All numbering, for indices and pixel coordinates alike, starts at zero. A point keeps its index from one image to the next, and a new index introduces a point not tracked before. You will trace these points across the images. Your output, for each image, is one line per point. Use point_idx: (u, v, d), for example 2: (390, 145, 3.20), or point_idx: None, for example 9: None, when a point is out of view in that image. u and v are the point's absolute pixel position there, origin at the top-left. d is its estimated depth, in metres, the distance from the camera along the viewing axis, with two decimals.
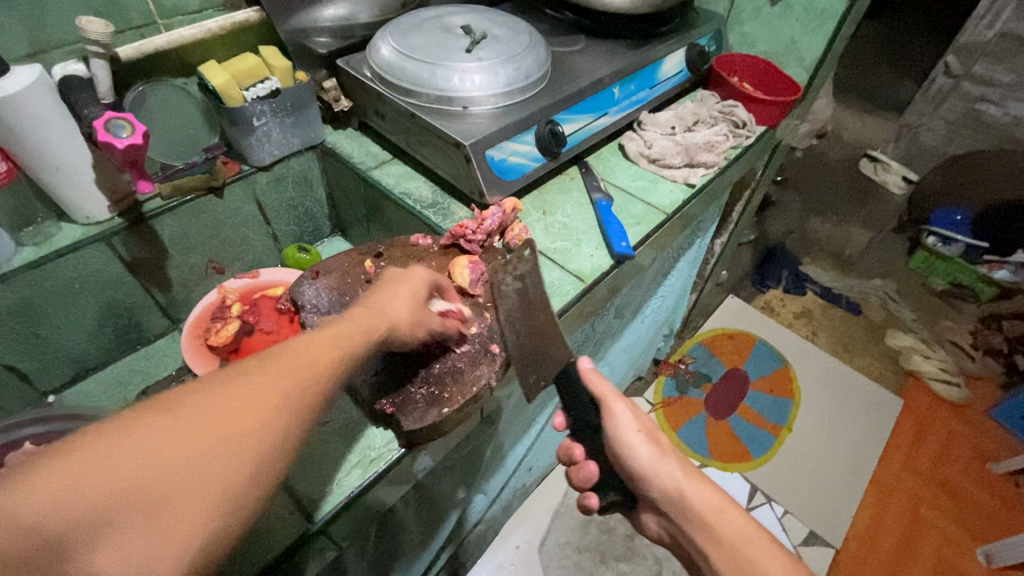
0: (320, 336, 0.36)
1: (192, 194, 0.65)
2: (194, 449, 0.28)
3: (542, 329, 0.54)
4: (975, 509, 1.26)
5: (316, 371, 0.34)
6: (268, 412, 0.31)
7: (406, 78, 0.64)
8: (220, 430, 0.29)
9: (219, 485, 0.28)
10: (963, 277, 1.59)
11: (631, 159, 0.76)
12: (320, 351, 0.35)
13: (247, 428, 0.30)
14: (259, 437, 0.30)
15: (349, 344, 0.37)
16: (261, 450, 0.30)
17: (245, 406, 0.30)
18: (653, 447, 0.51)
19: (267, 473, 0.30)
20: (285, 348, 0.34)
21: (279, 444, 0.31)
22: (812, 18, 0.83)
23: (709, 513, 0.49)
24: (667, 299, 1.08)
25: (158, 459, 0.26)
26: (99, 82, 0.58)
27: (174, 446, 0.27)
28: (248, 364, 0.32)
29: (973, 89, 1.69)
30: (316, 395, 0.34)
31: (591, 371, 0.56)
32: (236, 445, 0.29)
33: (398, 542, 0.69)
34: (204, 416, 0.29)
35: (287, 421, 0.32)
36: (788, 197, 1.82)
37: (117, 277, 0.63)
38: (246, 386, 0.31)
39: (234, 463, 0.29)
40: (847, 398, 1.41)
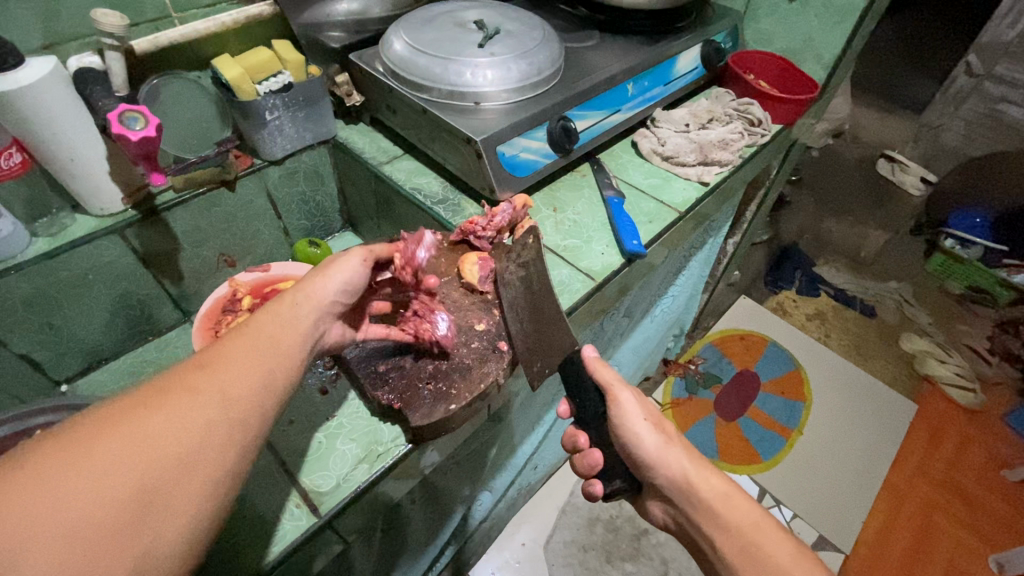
0: (269, 330, 0.37)
1: (204, 186, 0.66)
2: (108, 461, 0.26)
3: (550, 317, 0.53)
4: (990, 516, 1.24)
5: (247, 364, 0.34)
6: (192, 413, 0.30)
7: (417, 73, 0.64)
8: (140, 438, 0.28)
9: (142, 494, 0.27)
10: (981, 279, 1.54)
11: (644, 156, 0.75)
12: (249, 346, 0.35)
13: (170, 431, 0.29)
14: (184, 438, 0.29)
15: (281, 337, 0.37)
16: (189, 451, 0.29)
17: (166, 412, 0.29)
18: (660, 436, 0.50)
19: (202, 475, 0.29)
20: (212, 350, 0.34)
21: (211, 441, 0.30)
22: (831, 15, 0.81)
23: (716, 501, 0.48)
24: (678, 298, 1.07)
25: (69, 475, 0.25)
26: (113, 75, 0.58)
27: (86, 460, 0.26)
28: (208, 364, 0.33)
29: (994, 89, 1.65)
30: (250, 389, 0.33)
31: (596, 360, 0.53)
32: (158, 450, 0.28)
33: (404, 537, 0.70)
34: (120, 427, 0.28)
35: (217, 419, 0.30)
36: (803, 198, 1.84)
37: (129, 268, 0.64)
38: (167, 392, 0.30)
39: (157, 468, 0.27)
40: (858, 401, 1.39)
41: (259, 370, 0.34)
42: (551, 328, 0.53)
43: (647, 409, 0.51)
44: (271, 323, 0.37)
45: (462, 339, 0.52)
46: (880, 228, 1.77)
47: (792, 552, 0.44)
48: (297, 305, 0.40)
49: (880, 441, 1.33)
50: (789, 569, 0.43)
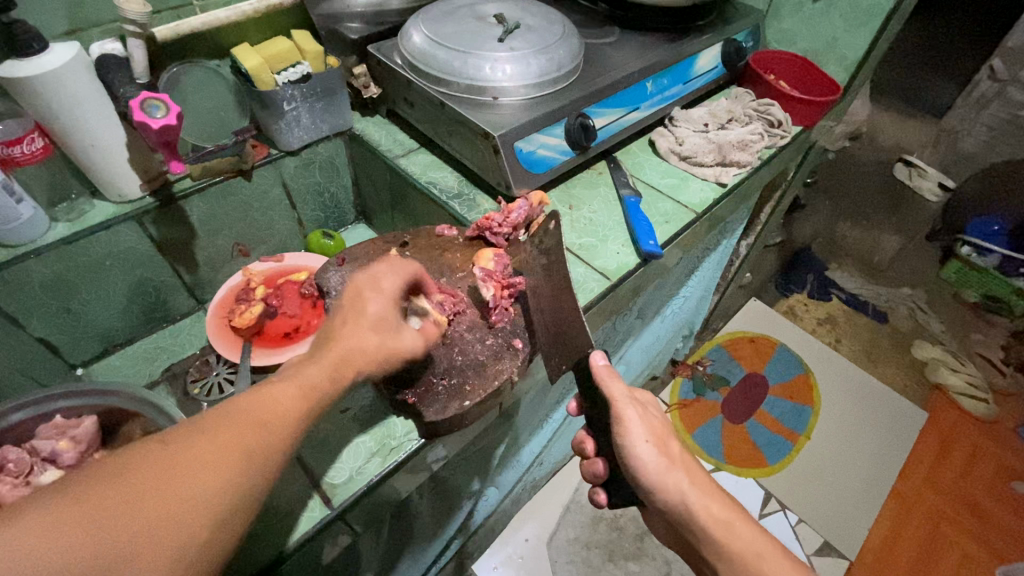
0: (300, 381, 0.36)
1: (221, 176, 0.66)
2: (136, 521, 0.27)
3: (569, 321, 0.51)
4: (999, 529, 1.22)
5: (267, 422, 0.32)
6: (221, 472, 0.29)
7: (437, 66, 0.63)
8: (169, 499, 0.28)
9: (162, 560, 0.27)
10: (997, 289, 1.53)
11: (661, 155, 0.74)
12: (285, 396, 0.34)
13: (197, 491, 0.28)
14: (187, 496, 0.28)
15: (315, 392, 0.36)
16: (217, 513, 0.29)
17: (196, 469, 0.29)
18: (661, 457, 0.47)
19: (224, 537, 0.29)
20: (245, 397, 0.33)
21: (234, 504, 0.30)
22: (856, 16, 0.80)
23: (717, 529, 0.45)
24: (689, 299, 1.06)
25: (74, 520, 0.25)
26: (135, 62, 0.59)
27: (116, 516, 0.26)
28: (234, 410, 0.32)
29: (1017, 95, 1.62)
30: (279, 447, 0.32)
31: (604, 369, 0.50)
32: (186, 515, 0.28)
33: (413, 529, 0.70)
34: (150, 484, 0.28)
35: (242, 482, 0.30)
36: (818, 201, 1.82)
37: (146, 255, 0.64)
38: (198, 445, 0.30)
39: (183, 530, 0.27)
40: (874, 415, 1.37)
41: (290, 427, 0.33)
42: (572, 335, 0.51)
43: (651, 428, 0.48)
44: (307, 374, 0.36)
45: (478, 336, 0.52)
46: (895, 233, 1.75)
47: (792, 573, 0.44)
48: (333, 361, 0.38)
49: (890, 452, 1.31)
50: None
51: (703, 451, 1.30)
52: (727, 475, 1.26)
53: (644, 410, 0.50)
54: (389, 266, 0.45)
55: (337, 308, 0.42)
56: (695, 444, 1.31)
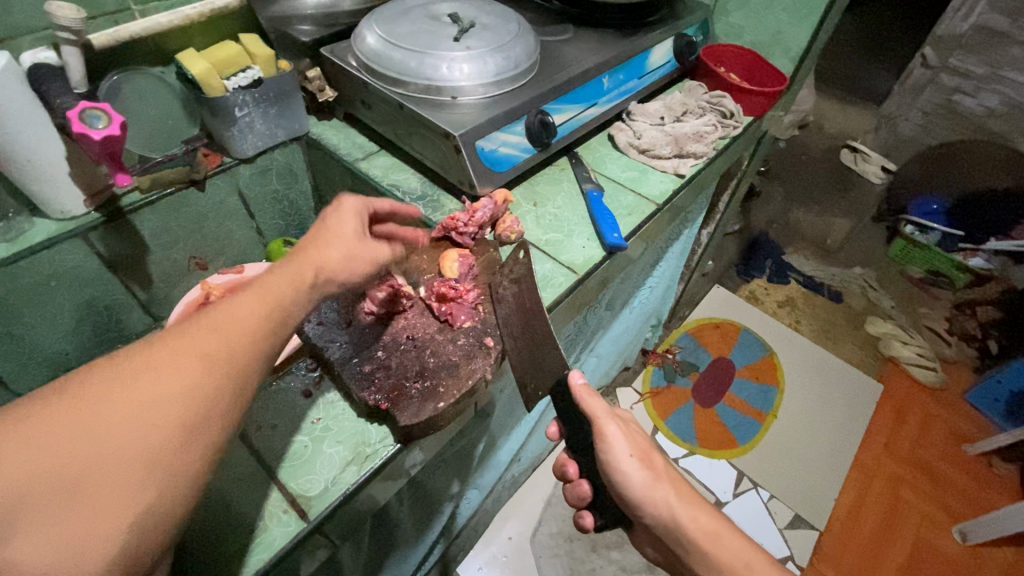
0: (256, 295, 0.36)
1: (172, 187, 0.63)
2: (104, 426, 0.27)
3: (540, 336, 0.52)
4: (952, 490, 1.30)
5: (225, 334, 0.33)
6: (183, 376, 0.30)
7: (393, 67, 0.63)
8: (131, 404, 0.28)
9: (141, 459, 0.28)
10: (939, 264, 1.63)
11: (620, 149, 0.76)
12: (242, 309, 0.35)
13: (160, 396, 0.29)
14: (155, 400, 0.29)
15: (274, 301, 0.36)
16: (187, 417, 0.30)
17: (158, 374, 0.30)
18: (647, 472, 0.50)
19: (204, 436, 0.30)
20: (200, 314, 0.34)
21: (208, 405, 0.31)
22: (798, 9, 0.83)
23: (706, 542, 0.49)
24: (655, 289, 1.09)
25: (46, 428, 0.26)
26: (71, 71, 0.56)
27: (77, 425, 0.27)
28: (193, 325, 0.33)
29: (948, 80, 1.72)
30: (245, 356, 0.33)
31: (584, 389, 0.51)
32: (153, 417, 0.29)
33: (396, 536, 0.70)
34: (117, 391, 0.29)
35: (212, 385, 0.31)
36: (772, 188, 1.89)
37: (95, 273, 0.61)
38: (156, 355, 0.31)
39: (156, 431, 0.28)
40: (828, 383, 1.44)
41: (254, 334, 0.34)
42: (546, 350, 0.52)
43: (635, 444, 0.51)
44: (263, 287, 0.37)
45: (449, 336, 0.52)
46: (845, 216, 1.83)
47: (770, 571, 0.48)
48: (281, 280, 0.38)
49: (848, 421, 1.38)
50: None
51: (678, 438, 1.33)
52: (702, 459, 1.29)
53: (626, 424, 0.53)
54: (341, 205, 0.46)
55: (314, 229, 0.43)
56: (669, 431, 1.34)
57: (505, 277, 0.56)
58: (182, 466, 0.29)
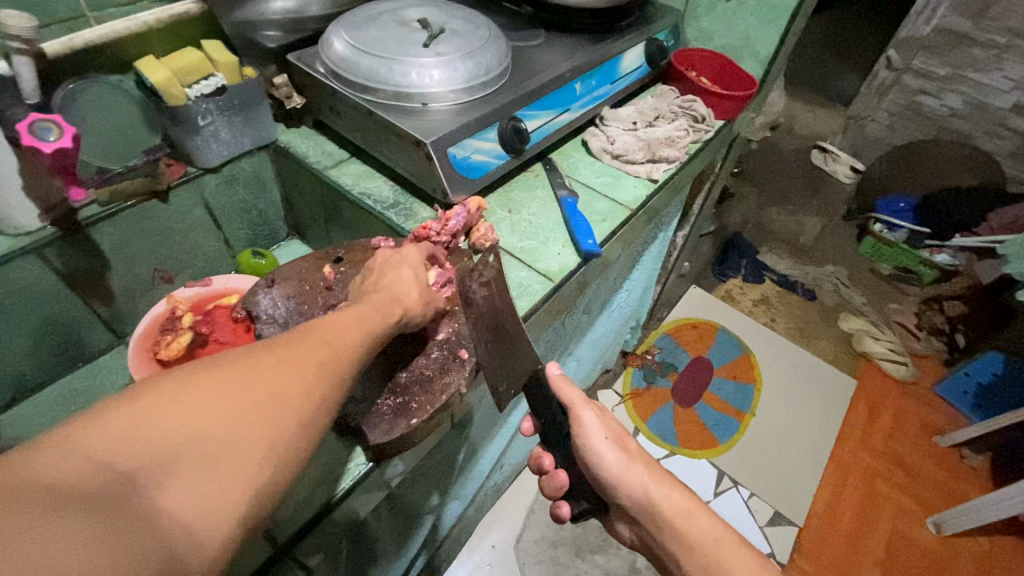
0: (355, 316, 0.38)
1: (132, 199, 0.61)
2: (232, 406, 0.28)
3: (509, 335, 0.52)
4: (924, 481, 1.34)
5: (333, 342, 0.34)
6: (308, 371, 0.32)
7: (361, 74, 0.61)
8: (265, 387, 0.29)
9: (262, 442, 0.28)
10: (907, 261, 1.67)
11: (594, 155, 0.75)
12: (344, 324, 0.37)
13: (283, 388, 0.30)
14: (277, 389, 0.30)
15: (372, 325, 0.38)
16: (303, 411, 0.30)
17: (288, 364, 0.31)
18: (621, 454, 0.51)
19: (316, 431, 0.31)
20: (314, 322, 0.36)
21: (320, 404, 0.31)
22: (766, 13, 0.85)
23: (678, 519, 0.50)
24: (633, 292, 1.09)
25: (181, 400, 0.27)
26: (23, 82, 0.53)
27: (218, 399, 0.28)
28: (304, 332, 0.34)
29: (912, 82, 1.77)
30: (348, 366, 0.34)
31: (560, 378, 0.54)
32: (282, 402, 0.30)
33: (374, 553, 0.68)
34: (245, 377, 0.30)
35: (323, 386, 0.32)
36: (745, 189, 1.92)
37: (52, 291, 0.59)
38: (284, 348, 0.32)
39: (278, 418, 0.29)
40: (809, 381, 1.47)
41: (356, 347, 0.36)
42: (517, 349, 0.52)
43: (609, 428, 0.52)
44: (362, 310, 0.39)
45: (420, 350, 0.51)
46: (817, 215, 1.87)
47: (745, 561, 0.48)
48: (376, 307, 0.40)
49: (828, 417, 1.41)
50: None
51: (659, 438, 1.34)
52: (683, 459, 1.30)
53: (603, 414, 0.54)
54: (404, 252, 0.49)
55: (377, 268, 0.47)
56: (650, 432, 1.35)
57: (475, 281, 0.52)
58: (296, 456, 0.29)
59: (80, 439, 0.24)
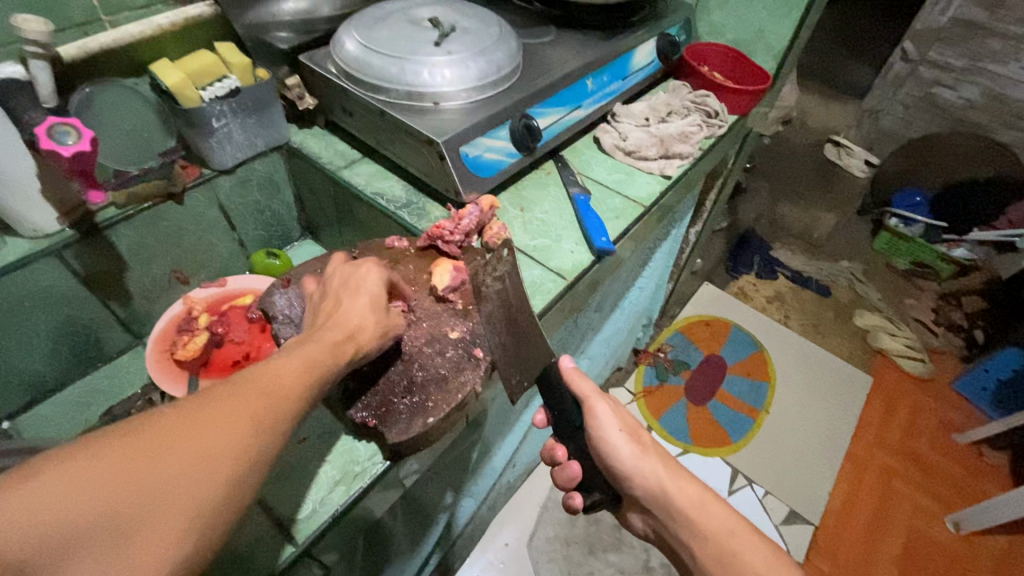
0: (301, 357, 0.36)
1: (149, 201, 0.62)
2: (149, 478, 0.26)
3: (524, 329, 0.52)
4: (943, 479, 1.32)
5: (271, 393, 0.32)
6: (238, 431, 0.30)
7: (373, 74, 0.62)
8: (185, 455, 0.28)
9: (179, 516, 0.27)
10: (925, 256, 1.65)
11: (606, 151, 0.75)
12: (288, 367, 0.35)
13: (207, 452, 0.28)
14: (200, 454, 0.28)
15: (320, 367, 0.36)
16: (229, 476, 0.29)
17: (215, 425, 0.29)
18: (635, 446, 0.51)
19: (245, 496, 0.30)
20: (256, 367, 0.34)
21: (252, 465, 0.30)
22: (779, 6, 0.84)
23: (692, 509, 0.50)
24: (645, 289, 1.09)
25: (90, 474, 0.25)
26: (41, 85, 0.53)
27: (129, 471, 0.26)
28: (240, 381, 0.32)
29: (928, 74, 1.74)
30: (288, 416, 0.33)
31: (574, 371, 0.54)
32: (203, 473, 0.28)
33: (389, 551, 0.68)
34: (165, 441, 0.28)
35: (255, 445, 0.30)
36: (757, 184, 1.90)
37: (72, 292, 0.60)
38: (214, 404, 0.30)
39: (198, 488, 0.27)
40: (823, 379, 1.45)
41: (298, 394, 0.34)
42: (532, 344, 0.52)
43: (623, 420, 0.53)
44: (314, 349, 0.37)
45: (436, 348, 0.51)
46: (831, 210, 1.84)
47: (761, 552, 0.47)
48: (328, 345, 0.39)
49: (841, 415, 1.39)
50: (761, 571, 0.46)
51: (671, 436, 1.33)
52: (696, 457, 1.30)
53: (615, 406, 0.54)
54: (365, 272, 0.48)
55: (333, 295, 0.46)
56: (663, 429, 1.34)
57: (489, 275, 0.54)
58: (218, 527, 0.28)
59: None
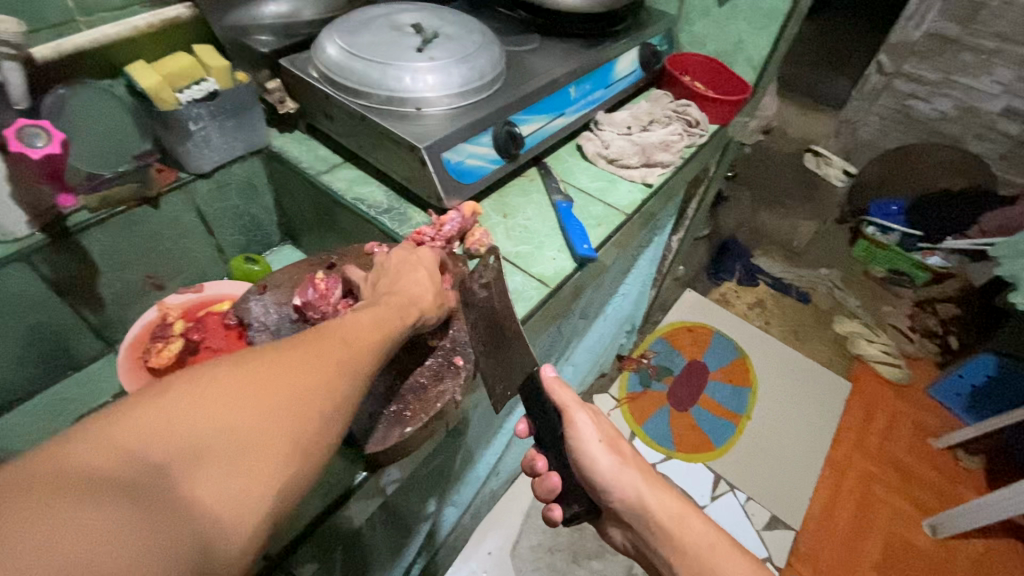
0: (372, 314, 0.40)
1: (122, 205, 0.60)
2: (261, 403, 0.30)
3: (507, 338, 0.52)
4: (920, 483, 1.34)
5: (353, 343, 0.36)
6: (324, 377, 0.33)
7: (355, 79, 0.61)
8: (285, 388, 0.31)
9: (288, 438, 0.30)
10: (902, 264, 1.68)
11: (589, 159, 0.75)
12: (363, 324, 0.38)
13: (305, 388, 0.32)
14: (300, 388, 0.32)
15: (390, 324, 0.40)
16: (322, 410, 0.32)
17: (306, 367, 0.33)
18: (614, 457, 0.52)
19: (329, 433, 0.32)
20: (332, 325, 0.37)
21: (340, 403, 0.33)
22: (758, 19, 0.85)
23: (671, 522, 0.51)
24: (628, 296, 1.09)
25: (213, 397, 0.29)
26: (12, 88, 0.52)
27: (242, 401, 0.29)
28: (325, 333, 0.36)
29: (902, 86, 1.78)
30: (367, 366, 0.36)
31: (555, 381, 0.53)
32: (298, 404, 0.31)
33: (368, 562, 0.67)
34: (271, 375, 0.31)
35: (342, 386, 0.34)
36: (739, 193, 1.93)
37: (40, 298, 0.58)
38: (304, 353, 0.34)
39: (300, 416, 0.31)
40: (803, 384, 1.47)
41: (374, 347, 0.37)
42: (515, 353, 0.52)
43: (603, 431, 0.53)
44: (378, 312, 0.40)
45: (415, 357, 0.50)
46: (810, 219, 1.88)
47: (739, 563, 0.48)
48: (395, 305, 0.42)
49: (822, 419, 1.41)
50: None
51: (654, 442, 1.33)
52: (679, 463, 1.30)
53: (596, 416, 0.54)
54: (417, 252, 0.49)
55: (392, 264, 0.48)
56: (646, 435, 1.34)
57: (476, 283, 0.53)
58: (314, 456, 0.31)
59: (119, 432, 0.26)
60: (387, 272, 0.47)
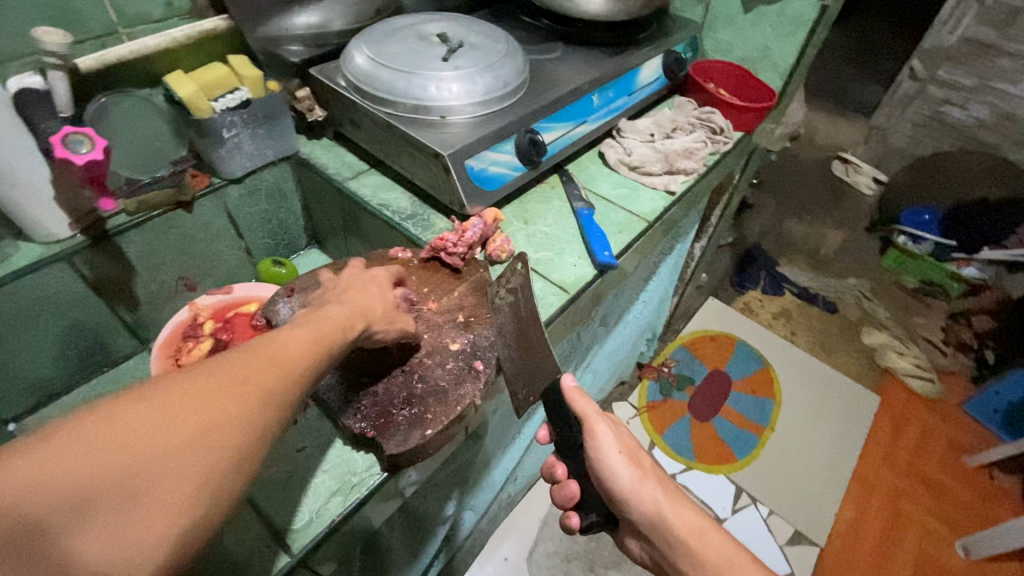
0: (306, 328, 0.36)
1: (160, 208, 0.63)
2: (163, 439, 0.25)
3: (533, 343, 0.53)
4: (953, 502, 1.29)
5: (279, 361, 0.32)
6: (245, 399, 0.29)
7: (381, 87, 0.63)
8: (204, 415, 0.27)
9: (193, 476, 0.26)
10: (933, 274, 1.65)
11: (611, 166, 0.75)
12: (294, 339, 0.34)
13: (219, 415, 0.27)
14: (213, 415, 0.27)
15: (326, 338, 0.36)
16: (240, 440, 0.28)
17: (221, 390, 0.28)
18: (634, 469, 0.50)
19: (247, 465, 0.28)
20: (259, 341, 0.33)
21: (263, 429, 0.29)
22: (785, 25, 0.84)
23: (691, 538, 0.50)
24: (649, 304, 1.08)
25: (101, 434, 0.24)
26: (58, 96, 0.55)
27: (142, 434, 0.25)
28: (247, 350, 0.32)
29: (936, 92, 1.73)
30: (296, 385, 0.32)
31: (574, 389, 0.53)
32: (218, 432, 0.27)
33: (387, 563, 0.68)
34: (180, 401, 0.27)
35: (264, 410, 0.30)
36: (765, 200, 1.90)
37: (80, 297, 0.60)
38: (222, 372, 0.29)
39: (211, 449, 0.26)
40: (826, 396, 1.43)
41: (305, 364, 0.33)
42: (536, 354, 0.53)
43: (622, 443, 0.51)
44: (320, 325, 0.37)
45: (436, 360, 0.51)
46: (838, 227, 1.84)
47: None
48: (336, 319, 0.39)
49: (846, 433, 1.37)
50: None
51: (674, 452, 1.32)
52: (700, 474, 1.28)
53: (614, 426, 0.54)
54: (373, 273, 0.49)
55: (345, 285, 0.47)
56: (666, 445, 1.33)
57: (502, 286, 0.57)
58: (227, 493, 0.27)
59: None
60: (373, 283, 0.47)
